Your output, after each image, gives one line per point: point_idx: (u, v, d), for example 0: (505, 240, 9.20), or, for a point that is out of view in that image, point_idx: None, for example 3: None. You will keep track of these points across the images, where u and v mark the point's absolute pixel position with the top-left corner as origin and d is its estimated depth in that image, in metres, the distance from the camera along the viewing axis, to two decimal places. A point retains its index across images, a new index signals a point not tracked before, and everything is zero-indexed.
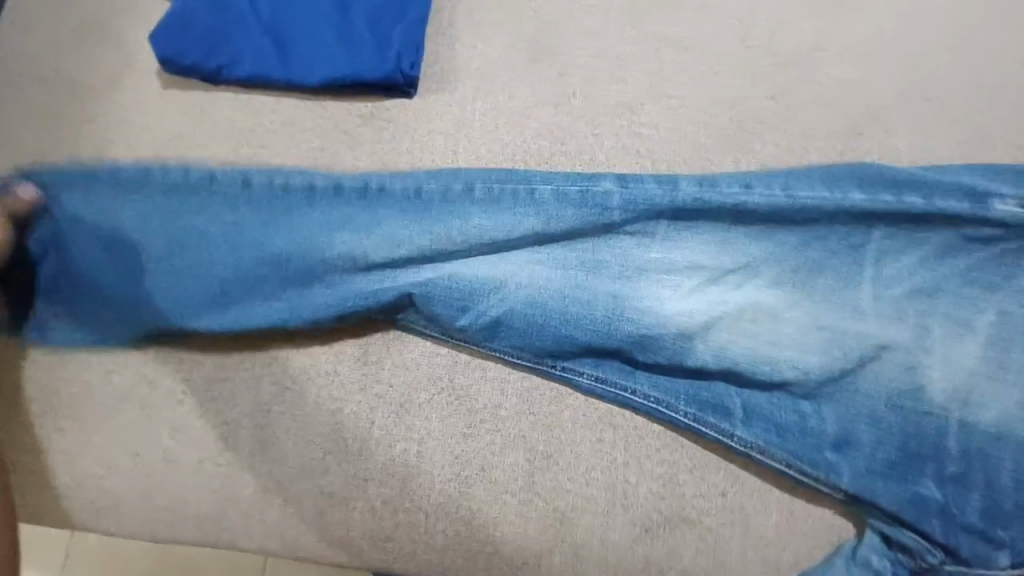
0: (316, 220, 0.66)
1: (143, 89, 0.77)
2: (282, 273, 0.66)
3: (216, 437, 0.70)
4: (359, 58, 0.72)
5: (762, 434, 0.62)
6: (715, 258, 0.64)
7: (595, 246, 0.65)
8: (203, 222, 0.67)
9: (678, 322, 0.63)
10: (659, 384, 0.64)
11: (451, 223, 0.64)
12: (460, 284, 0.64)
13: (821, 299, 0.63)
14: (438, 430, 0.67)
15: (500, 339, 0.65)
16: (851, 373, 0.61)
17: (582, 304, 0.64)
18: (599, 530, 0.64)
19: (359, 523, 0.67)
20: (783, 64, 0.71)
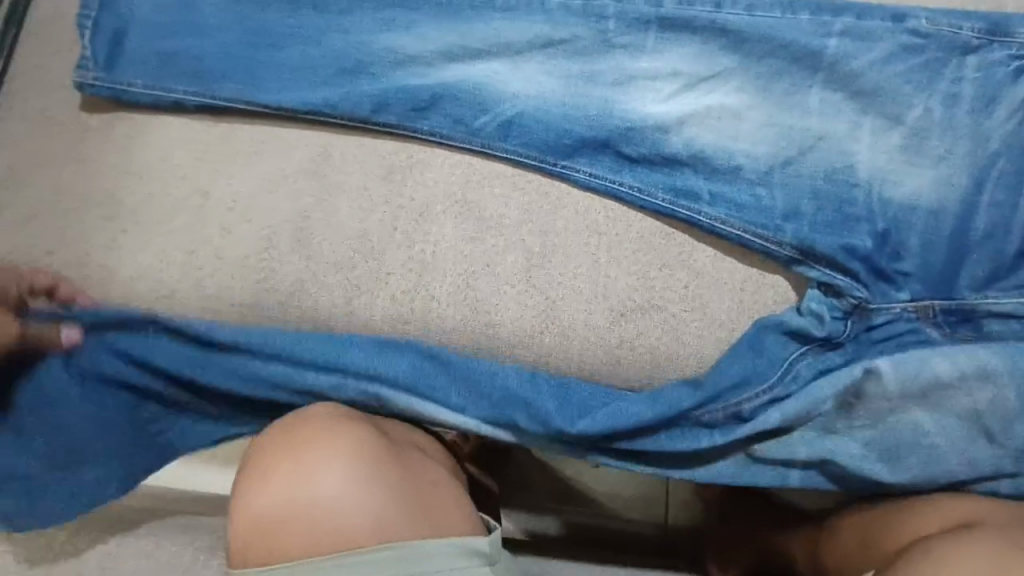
0: (372, 28, 0.83)
1: None
2: (344, 75, 0.82)
3: (259, 238, 0.82)
4: None
5: (725, 210, 0.76)
6: (692, 67, 0.80)
7: (593, 52, 0.81)
8: (284, 29, 0.83)
9: (657, 115, 0.79)
10: (642, 173, 0.79)
11: (477, 26, 0.82)
12: (486, 86, 0.81)
13: (777, 103, 0.78)
14: (451, 235, 0.80)
15: (514, 132, 0.80)
16: (797, 166, 0.76)
17: (578, 107, 0.80)
18: (583, 314, 0.77)
19: (382, 310, 0.80)
20: None
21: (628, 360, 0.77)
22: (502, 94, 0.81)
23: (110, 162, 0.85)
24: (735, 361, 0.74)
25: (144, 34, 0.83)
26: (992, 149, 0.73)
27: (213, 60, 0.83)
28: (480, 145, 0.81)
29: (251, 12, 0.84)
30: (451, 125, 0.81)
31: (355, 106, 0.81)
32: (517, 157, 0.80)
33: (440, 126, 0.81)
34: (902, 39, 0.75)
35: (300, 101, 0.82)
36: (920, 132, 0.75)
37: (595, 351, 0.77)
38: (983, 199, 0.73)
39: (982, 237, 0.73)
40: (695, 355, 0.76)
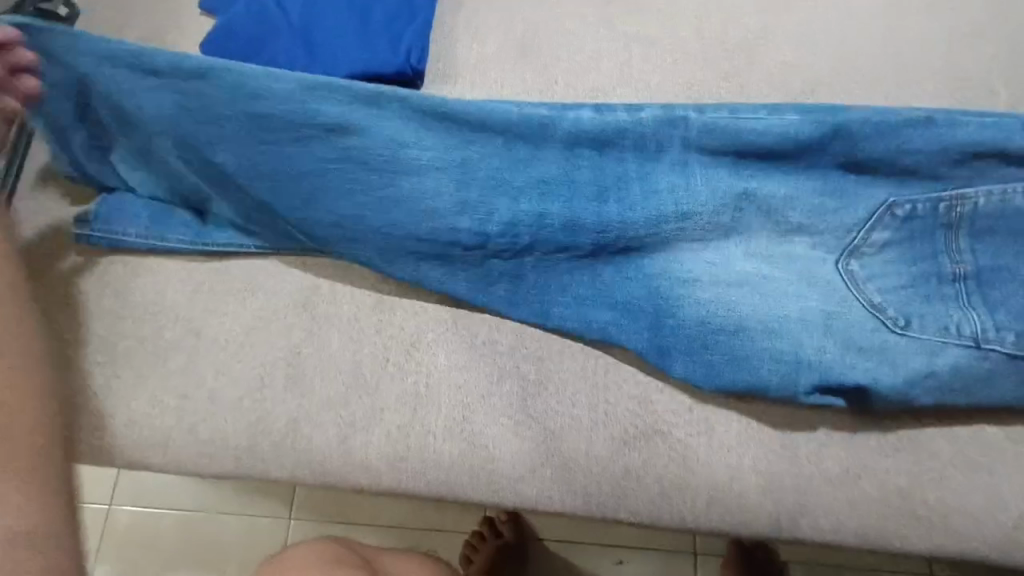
0: (328, 131, 0.76)
1: None
2: (309, 210, 0.77)
3: (252, 376, 0.81)
4: (373, 57, 0.85)
5: (721, 339, 0.70)
6: (680, 178, 0.74)
7: (573, 169, 0.75)
8: (245, 165, 0.78)
9: (651, 216, 0.73)
10: (654, 288, 0.73)
11: (451, 148, 0.76)
12: (461, 214, 0.75)
13: (771, 214, 0.73)
14: (444, 364, 0.78)
15: (524, 260, 0.76)
16: (804, 265, 0.72)
17: (560, 231, 0.74)
18: (585, 443, 0.74)
19: (378, 448, 0.77)
20: (732, 50, 0.83)
21: (634, 492, 0.72)
22: (478, 224, 0.75)
23: (101, 303, 0.85)
24: (749, 491, 0.70)
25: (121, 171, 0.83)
26: (968, 208, 0.69)
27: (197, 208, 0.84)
28: (490, 272, 0.77)
29: (195, 124, 0.77)
30: (461, 258, 0.76)
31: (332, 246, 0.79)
32: (539, 288, 0.76)
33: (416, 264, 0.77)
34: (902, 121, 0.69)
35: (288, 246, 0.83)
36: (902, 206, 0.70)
37: (599, 484, 0.73)
38: (1006, 306, 0.67)
39: (970, 282, 0.68)
40: (707, 485, 0.71)
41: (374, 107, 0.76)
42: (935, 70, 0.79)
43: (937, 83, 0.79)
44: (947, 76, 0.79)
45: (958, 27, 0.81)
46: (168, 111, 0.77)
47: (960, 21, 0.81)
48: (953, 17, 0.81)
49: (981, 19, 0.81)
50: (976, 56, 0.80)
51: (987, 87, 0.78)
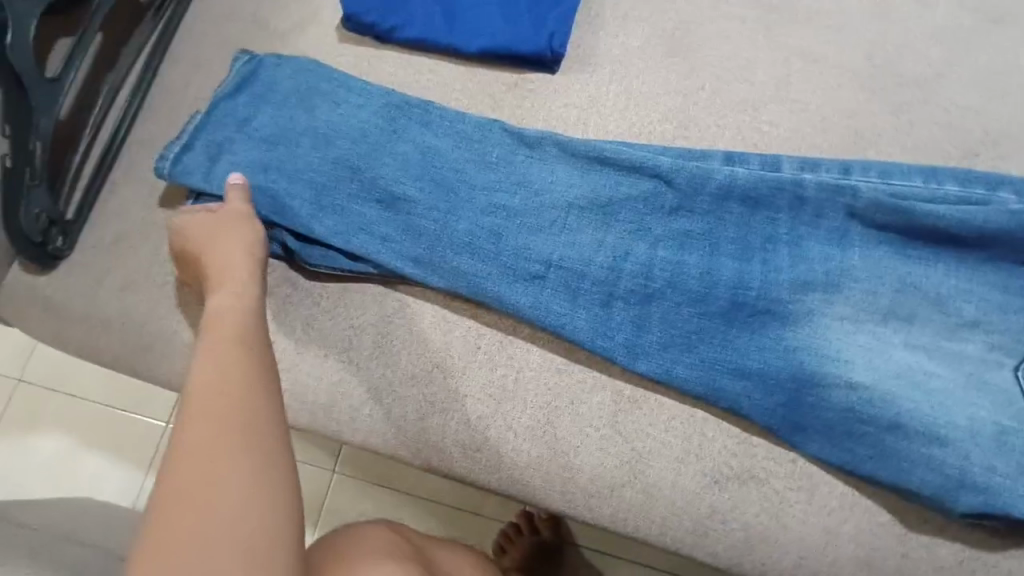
0: (477, 162, 0.78)
1: (327, 41, 0.92)
2: (441, 219, 0.77)
3: (339, 337, 0.80)
4: (514, 34, 0.83)
5: (858, 426, 0.64)
6: (830, 248, 0.69)
7: (719, 222, 0.72)
8: (387, 165, 0.79)
9: (801, 280, 0.69)
10: (794, 364, 0.67)
11: (595, 179, 0.75)
12: (596, 252, 0.74)
13: (918, 287, 0.67)
14: (536, 362, 0.75)
15: (650, 315, 0.71)
16: (975, 364, 0.65)
17: (701, 285, 0.71)
18: (671, 473, 0.70)
19: (454, 433, 0.75)
20: (903, 84, 0.76)
21: (716, 534, 0.68)
22: (612, 262, 0.73)
23: None
24: (842, 558, 0.65)
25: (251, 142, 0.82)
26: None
27: (303, 182, 0.80)
28: (610, 324, 0.72)
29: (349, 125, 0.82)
30: (584, 304, 0.73)
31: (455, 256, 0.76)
32: (661, 347, 0.70)
33: (536, 299, 0.73)
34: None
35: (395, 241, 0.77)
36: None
37: (680, 517, 0.69)
38: None
39: None
40: (797, 543, 0.66)
41: (523, 147, 0.78)
42: None
43: None
44: None
45: None
46: (339, 117, 0.82)
47: None
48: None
49: None
50: None
51: None
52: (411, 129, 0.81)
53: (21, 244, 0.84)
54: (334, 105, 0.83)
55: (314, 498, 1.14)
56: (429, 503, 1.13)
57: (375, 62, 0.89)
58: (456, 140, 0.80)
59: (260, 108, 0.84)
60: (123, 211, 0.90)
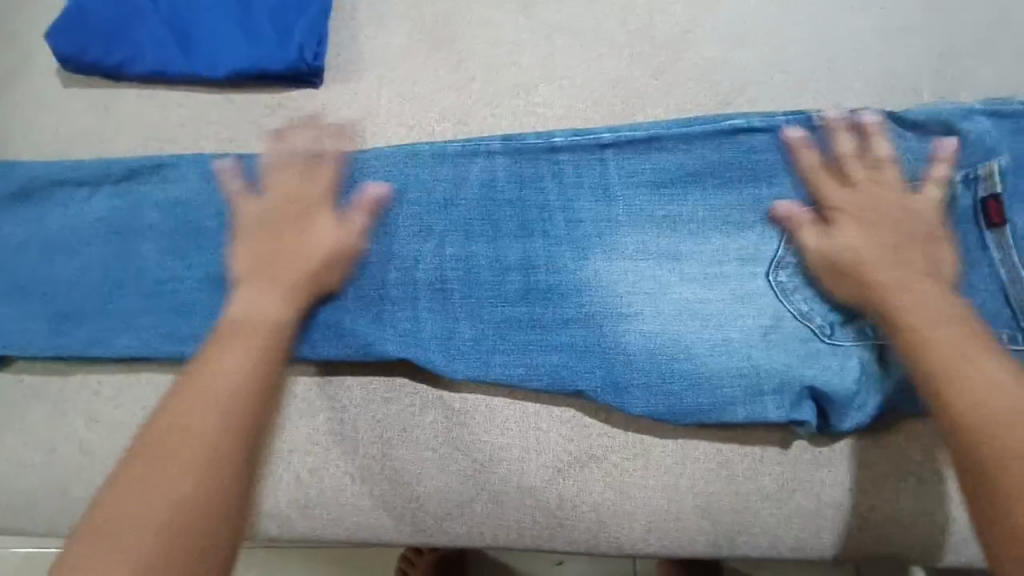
0: (234, 210, 0.72)
1: (49, 88, 0.79)
2: (204, 270, 0.71)
3: (135, 422, 0.71)
4: (262, 51, 0.76)
5: (663, 383, 0.67)
6: (603, 209, 0.70)
7: (494, 205, 0.71)
8: (125, 230, 0.72)
9: (581, 243, 0.70)
10: (596, 332, 0.68)
11: (362, 190, 0.71)
12: (382, 265, 0.70)
13: (688, 234, 0.70)
14: (359, 396, 0.71)
15: (453, 318, 0.69)
16: (736, 280, 0.69)
17: (492, 270, 0.69)
18: (515, 475, 0.69)
19: (288, 492, 0.69)
20: (657, 46, 0.79)
21: (571, 522, 0.68)
22: (400, 273, 0.70)
23: None
24: (684, 512, 0.67)
25: None
26: None
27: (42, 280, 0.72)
28: (421, 337, 0.69)
29: (80, 196, 0.73)
30: (389, 324, 0.69)
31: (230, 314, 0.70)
32: (473, 345, 0.69)
33: (328, 335, 0.69)
34: (785, 121, 0.69)
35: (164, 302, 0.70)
36: None
37: (533, 515, 0.68)
38: None
39: None
40: (644, 510, 0.68)
41: None
42: (863, 70, 0.78)
43: (861, 81, 0.77)
44: (872, 73, 0.78)
45: (884, 19, 0.79)
46: (64, 216, 0.73)
47: (884, 16, 0.79)
48: (884, 10, 0.79)
49: (906, 15, 0.79)
50: (900, 50, 0.78)
51: (911, 87, 0.77)
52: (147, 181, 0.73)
53: None
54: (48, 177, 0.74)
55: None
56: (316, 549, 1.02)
57: (112, 104, 0.79)
58: (201, 184, 0.72)
59: None
60: None
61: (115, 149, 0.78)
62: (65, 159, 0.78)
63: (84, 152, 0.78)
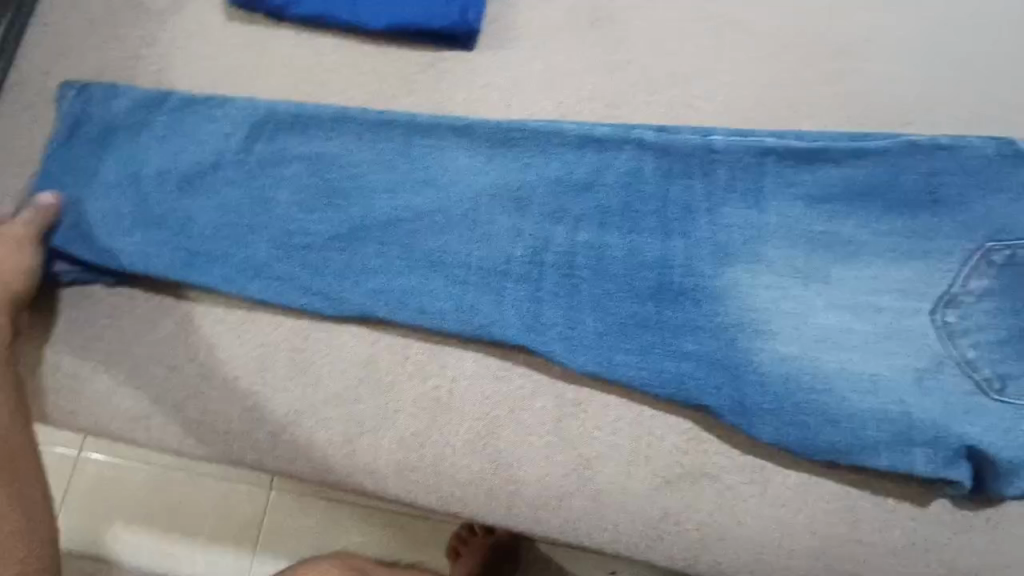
0: (370, 163, 0.71)
1: (212, 20, 0.81)
2: (334, 223, 0.70)
3: (251, 357, 0.72)
4: (424, 8, 0.75)
5: (799, 412, 0.62)
6: (755, 218, 0.66)
7: (635, 196, 0.67)
8: (266, 172, 0.72)
9: (723, 250, 0.65)
10: (727, 348, 0.64)
11: (501, 164, 0.69)
12: (512, 243, 0.68)
13: (846, 256, 0.64)
14: (472, 369, 0.69)
15: (580, 308, 0.66)
16: (895, 314, 0.63)
17: (625, 264, 0.66)
18: (620, 477, 0.66)
19: (388, 453, 0.69)
20: (834, 52, 0.73)
21: (672, 537, 0.65)
22: (529, 254, 0.67)
23: None
24: (797, 550, 0.63)
25: (114, 151, 0.74)
26: None
27: (175, 205, 0.72)
28: (540, 321, 0.66)
29: (225, 134, 0.74)
30: (510, 303, 0.67)
31: (352, 269, 0.69)
32: (597, 339, 0.65)
33: (447, 305, 0.67)
34: (971, 150, 0.63)
35: (293, 249, 0.70)
36: (997, 250, 0.62)
37: (633, 522, 0.65)
38: None
39: None
40: (753, 539, 0.64)
41: (415, 137, 0.71)
42: None
43: None
44: None
45: None
46: (202, 150, 0.73)
47: None
48: None
49: None
50: None
51: None
52: (293, 124, 0.73)
53: None
54: (198, 109, 0.75)
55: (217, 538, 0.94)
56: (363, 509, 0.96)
57: (269, 43, 0.79)
58: (346, 135, 0.72)
59: (105, 149, 0.74)
60: None
61: (266, 87, 0.79)
62: (218, 91, 0.79)
63: (237, 87, 0.79)
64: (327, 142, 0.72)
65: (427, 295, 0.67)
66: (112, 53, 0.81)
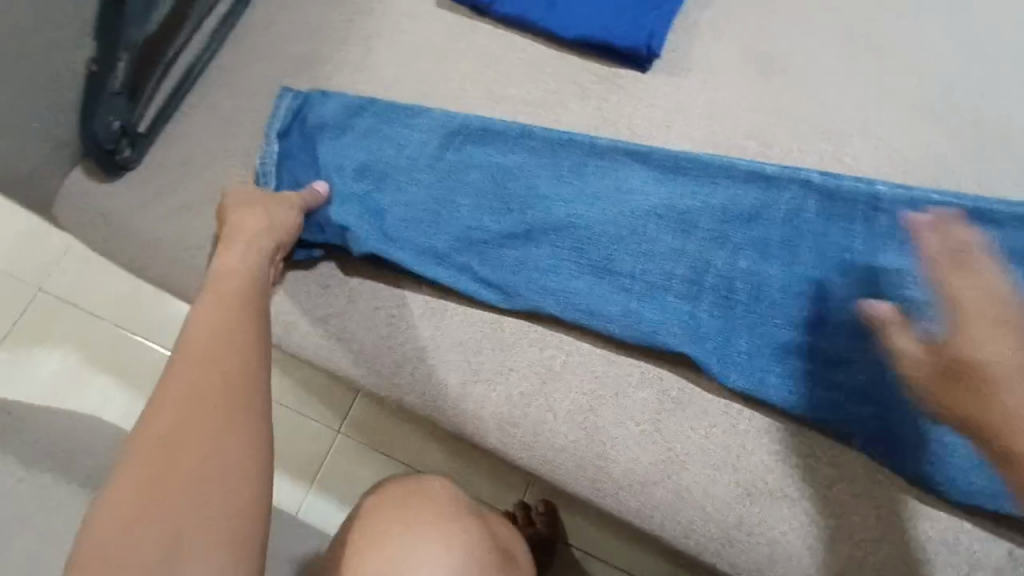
0: (550, 176, 0.82)
1: (422, 3, 0.93)
2: (514, 222, 0.80)
3: (394, 293, 0.81)
4: (615, 27, 0.84)
5: (943, 451, 0.67)
6: (914, 265, 0.74)
7: (795, 232, 0.76)
8: (453, 173, 0.83)
9: (878, 291, 0.73)
10: (878, 381, 0.70)
11: (675, 186, 0.80)
12: (680, 258, 0.77)
13: None
14: (587, 349, 0.77)
15: (736, 327, 0.74)
16: None
17: (782, 291, 0.74)
18: (705, 479, 0.70)
19: (494, 404, 0.76)
20: (989, 139, 0.78)
21: (742, 545, 0.69)
22: (697, 270, 0.77)
23: None
24: None
25: (320, 143, 0.87)
26: None
27: (370, 196, 0.83)
28: (703, 336, 0.74)
29: (419, 136, 0.85)
30: (673, 313, 0.75)
31: (529, 262, 0.79)
32: (754, 356, 0.73)
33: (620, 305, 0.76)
34: None
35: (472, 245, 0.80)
36: None
37: (708, 523, 0.70)
38: None
39: None
40: (820, 566, 0.67)
41: (592, 153, 0.82)
42: None
43: None
44: None
45: None
46: (398, 150, 0.85)
47: None
48: None
49: None
50: None
51: None
52: (480, 135, 0.84)
53: (94, 152, 0.86)
54: (395, 118, 0.86)
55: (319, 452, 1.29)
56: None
57: (468, 32, 0.90)
58: (534, 143, 0.83)
59: (312, 141, 0.86)
60: (190, 137, 0.91)
61: (457, 68, 0.89)
62: (414, 63, 0.90)
63: (431, 63, 0.90)
64: (511, 155, 0.83)
65: (602, 294, 0.77)
66: (331, 12, 0.93)
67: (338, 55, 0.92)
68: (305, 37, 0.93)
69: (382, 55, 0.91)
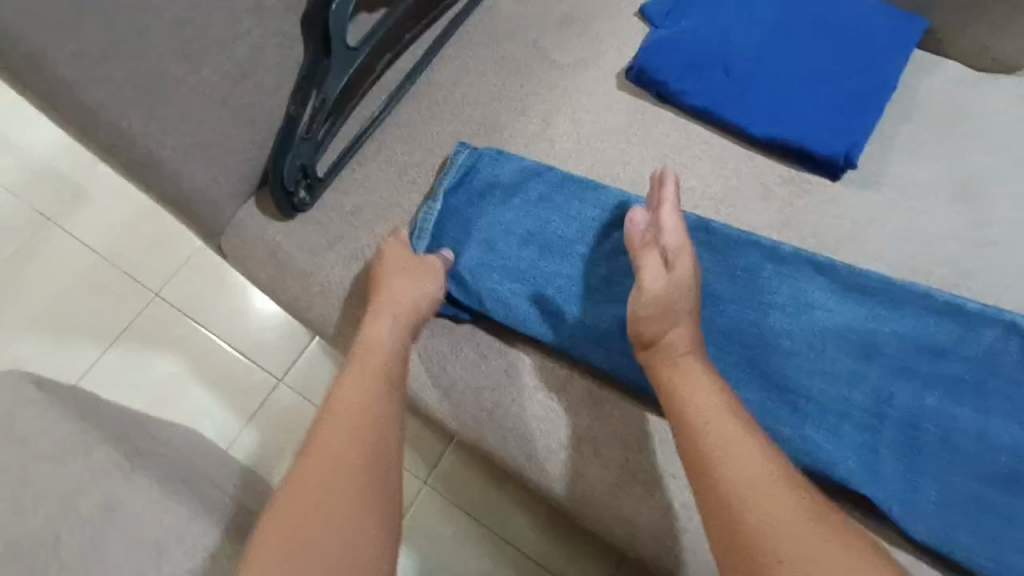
0: (726, 284, 0.80)
1: (604, 85, 0.94)
2: None
3: (557, 375, 0.80)
4: (813, 132, 0.83)
5: None
6: None
7: (993, 376, 0.71)
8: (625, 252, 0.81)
9: None
10: None
11: (859, 309, 0.76)
12: (861, 387, 0.73)
13: None
14: None
15: (919, 473, 0.70)
16: None
17: (975, 441, 0.70)
18: None
19: (653, 511, 0.73)
20: None
21: None
22: (879, 402, 0.72)
23: None
24: None
25: (490, 205, 0.86)
26: None
27: (538, 267, 0.82)
28: (880, 473, 0.70)
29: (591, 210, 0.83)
30: (850, 448, 0.71)
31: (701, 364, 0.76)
32: (938, 508, 0.68)
33: (793, 431, 0.73)
34: None
35: None
36: None
37: None
38: None
39: None
40: None
41: (773, 261, 0.79)
42: None
43: None
44: None
45: None
46: (569, 223, 0.83)
47: None
48: None
49: None
50: None
51: None
52: None
53: (276, 190, 0.87)
54: (567, 191, 0.85)
55: (402, 503, 1.24)
56: (508, 547, 1.21)
57: (651, 118, 0.91)
58: (715, 245, 0.81)
59: (483, 205, 0.86)
60: (362, 186, 0.92)
61: (636, 152, 0.89)
62: (593, 143, 0.91)
63: (610, 144, 0.90)
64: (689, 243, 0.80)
65: (776, 416, 0.74)
66: (514, 82, 0.95)
67: (517, 125, 0.93)
68: (487, 103, 0.95)
69: (561, 130, 0.92)
